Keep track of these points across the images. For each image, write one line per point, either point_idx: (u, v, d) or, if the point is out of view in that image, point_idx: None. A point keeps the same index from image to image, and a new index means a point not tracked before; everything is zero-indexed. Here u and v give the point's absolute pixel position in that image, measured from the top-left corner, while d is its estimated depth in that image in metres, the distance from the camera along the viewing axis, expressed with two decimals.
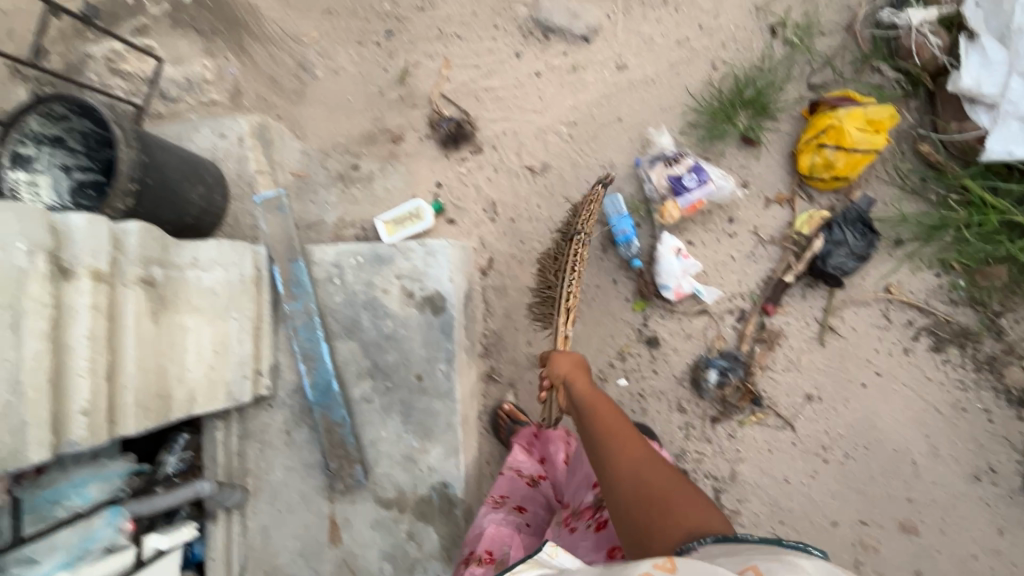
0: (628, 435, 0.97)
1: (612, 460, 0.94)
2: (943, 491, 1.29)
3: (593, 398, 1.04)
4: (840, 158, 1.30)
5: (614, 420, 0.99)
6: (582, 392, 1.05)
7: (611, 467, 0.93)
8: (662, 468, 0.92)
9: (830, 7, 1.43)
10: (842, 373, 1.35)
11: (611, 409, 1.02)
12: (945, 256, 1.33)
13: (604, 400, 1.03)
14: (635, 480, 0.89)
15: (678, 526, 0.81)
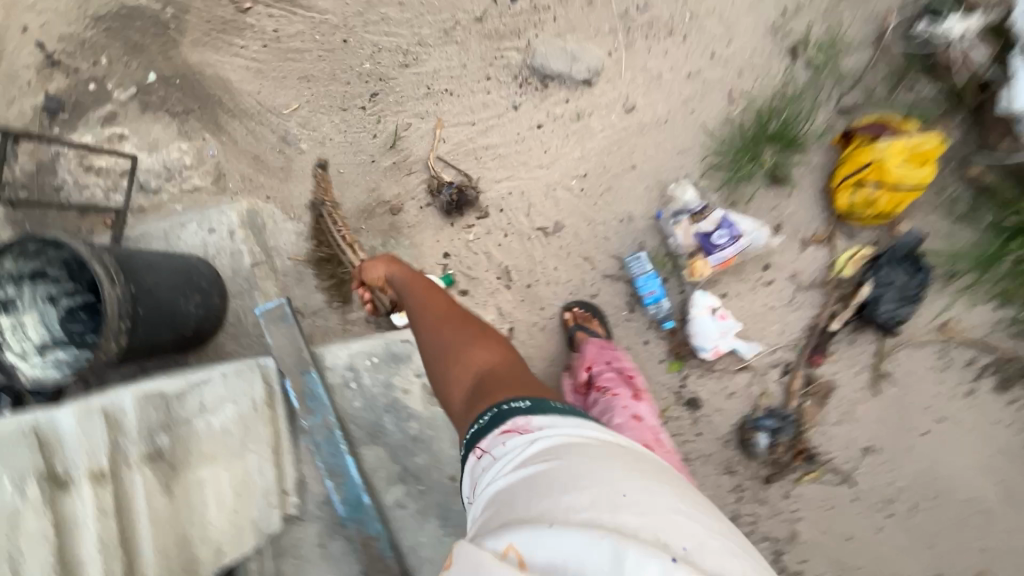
0: (435, 300, 1.06)
1: (436, 346, 0.97)
2: (1017, 536, 1.22)
3: (424, 286, 1.11)
4: (884, 195, 1.19)
5: (433, 297, 1.07)
6: (415, 282, 1.12)
7: (438, 343, 0.97)
8: (479, 336, 0.97)
9: (856, 20, 1.29)
10: (901, 421, 1.26)
11: (423, 288, 1.09)
12: (1004, 287, 1.22)
13: (422, 284, 1.11)
14: (453, 351, 0.94)
15: (467, 377, 0.90)
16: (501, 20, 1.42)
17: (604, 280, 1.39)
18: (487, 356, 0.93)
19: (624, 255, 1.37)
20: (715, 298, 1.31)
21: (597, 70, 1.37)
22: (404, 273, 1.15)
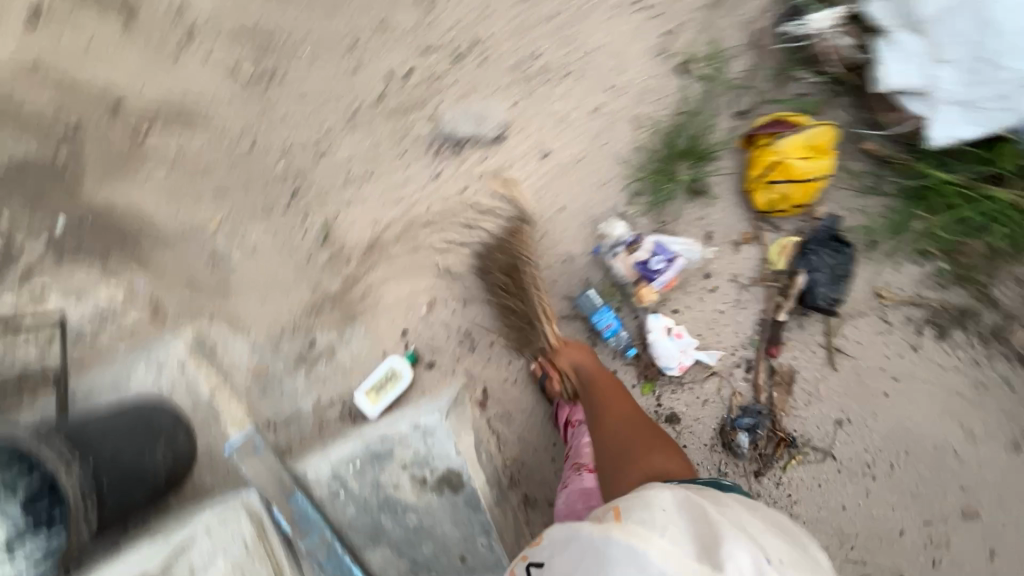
0: (625, 406, 1.27)
1: (625, 428, 1.21)
2: (988, 469, 1.31)
3: (604, 374, 1.34)
4: (791, 188, 1.28)
5: (609, 395, 1.29)
6: (596, 372, 1.33)
7: (628, 436, 1.19)
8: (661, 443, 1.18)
9: (730, 29, 1.37)
10: (862, 389, 1.34)
11: (616, 383, 1.32)
12: (922, 246, 1.31)
13: (604, 377, 1.32)
14: (669, 457, 1.14)
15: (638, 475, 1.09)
16: (404, 96, 1.43)
17: (562, 322, 1.42)
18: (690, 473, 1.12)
19: (576, 294, 1.40)
20: (667, 317, 1.36)
21: (507, 126, 1.42)
22: (586, 352, 1.36)
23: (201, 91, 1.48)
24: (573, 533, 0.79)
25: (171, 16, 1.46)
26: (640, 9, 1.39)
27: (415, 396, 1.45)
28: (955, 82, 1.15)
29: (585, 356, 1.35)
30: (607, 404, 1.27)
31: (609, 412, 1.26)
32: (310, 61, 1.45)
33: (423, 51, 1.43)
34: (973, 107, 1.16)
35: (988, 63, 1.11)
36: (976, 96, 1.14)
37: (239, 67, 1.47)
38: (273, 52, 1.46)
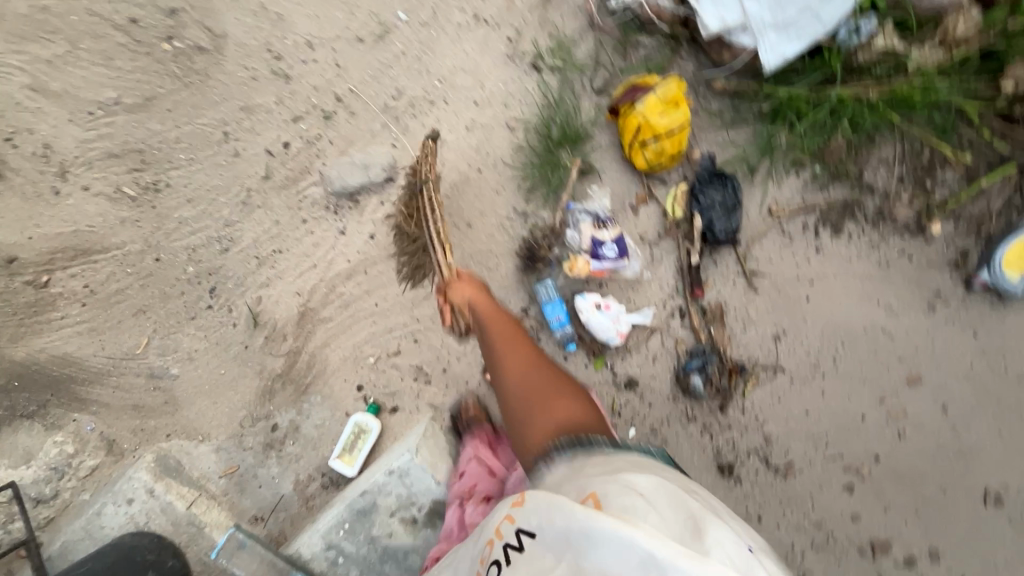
0: (519, 338, 1.17)
1: (512, 364, 1.10)
2: (916, 334, 1.42)
3: (500, 310, 1.25)
4: (665, 142, 1.36)
5: (506, 330, 1.18)
6: (489, 307, 1.24)
7: (506, 370, 1.10)
8: (552, 381, 1.07)
9: (565, 18, 1.46)
10: (787, 301, 1.44)
11: (511, 321, 1.22)
12: (793, 157, 1.42)
13: (499, 312, 1.23)
14: (544, 396, 1.03)
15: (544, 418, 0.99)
16: (288, 168, 1.47)
17: None
18: (579, 415, 0.98)
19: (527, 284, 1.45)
20: (596, 295, 1.43)
21: (394, 165, 1.47)
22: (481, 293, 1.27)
23: (93, 223, 1.48)
24: (555, 506, 0.69)
25: (40, 159, 1.46)
26: (479, 24, 1.47)
27: (389, 444, 1.47)
28: (764, 10, 1.29)
29: (472, 295, 1.26)
30: (502, 339, 1.16)
31: (504, 347, 1.14)
32: (188, 162, 1.48)
33: (293, 121, 1.47)
34: (786, 26, 1.29)
35: None
36: (786, 15, 1.29)
37: (122, 187, 1.48)
38: (149, 165, 1.48)
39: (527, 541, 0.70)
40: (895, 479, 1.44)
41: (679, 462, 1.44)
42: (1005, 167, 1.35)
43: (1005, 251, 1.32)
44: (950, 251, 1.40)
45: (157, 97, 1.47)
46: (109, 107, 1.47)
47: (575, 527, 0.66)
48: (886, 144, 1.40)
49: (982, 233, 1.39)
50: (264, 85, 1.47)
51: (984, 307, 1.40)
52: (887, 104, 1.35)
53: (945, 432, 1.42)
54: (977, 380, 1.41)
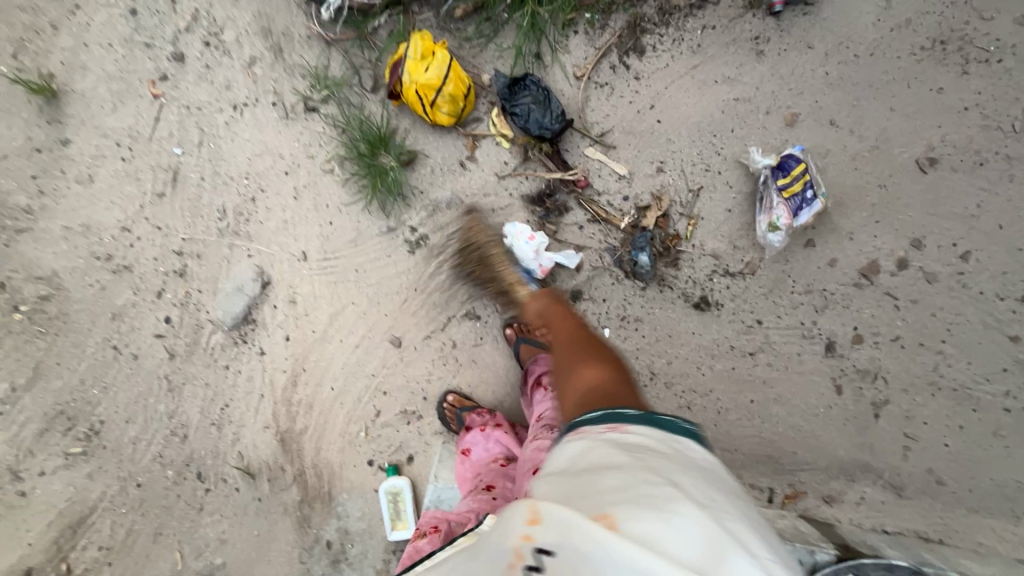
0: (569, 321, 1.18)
1: (566, 349, 1.08)
2: (766, 82, 1.44)
3: (564, 313, 1.22)
4: (449, 86, 1.38)
5: (562, 326, 1.17)
6: (554, 307, 1.25)
7: (559, 349, 1.09)
8: (594, 367, 0.97)
9: (304, 55, 1.50)
10: (645, 136, 1.46)
11: (569, 317, 1.20)
12: (561, 21, 1.44)
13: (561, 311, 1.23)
14: (575, 368, 0.99)
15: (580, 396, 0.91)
16: (183, 336, 1.51)
17: (445, 329, 1.51)
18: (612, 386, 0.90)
19: (440, 281, 1.50)
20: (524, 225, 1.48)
21: (262, 270, 1.51)
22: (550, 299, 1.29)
23: (68, 495, 1.52)
24: (574, 536, 0.52)
25: None
26: (242, 111, 1.51)
27: (427, 487, 1.51)
28: None
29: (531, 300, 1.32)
30: (562, 327, 1.17)
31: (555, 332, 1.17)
32: (103, 392, 1.52)
33: (158, 297, 1.51)
34: None
35: None
36: None
37: (68, 449, 1.52)
38: (76, 417, 1.52)
39: (544, 567, 0.53)
40: (838, 208, 1.46)
41: (661, 326, 1.48)
42: None
43: None
44: None
45: (40, 361, 1.51)
46: (11, 397, 1.51)
47: (601, 554, 0.51)
48: None
49: None
50: (115, 287, 1.51)
51: (801, 20, 1.43)
52: None
53: (850, 141, 1.44)
54: (841, 80, 1.43)
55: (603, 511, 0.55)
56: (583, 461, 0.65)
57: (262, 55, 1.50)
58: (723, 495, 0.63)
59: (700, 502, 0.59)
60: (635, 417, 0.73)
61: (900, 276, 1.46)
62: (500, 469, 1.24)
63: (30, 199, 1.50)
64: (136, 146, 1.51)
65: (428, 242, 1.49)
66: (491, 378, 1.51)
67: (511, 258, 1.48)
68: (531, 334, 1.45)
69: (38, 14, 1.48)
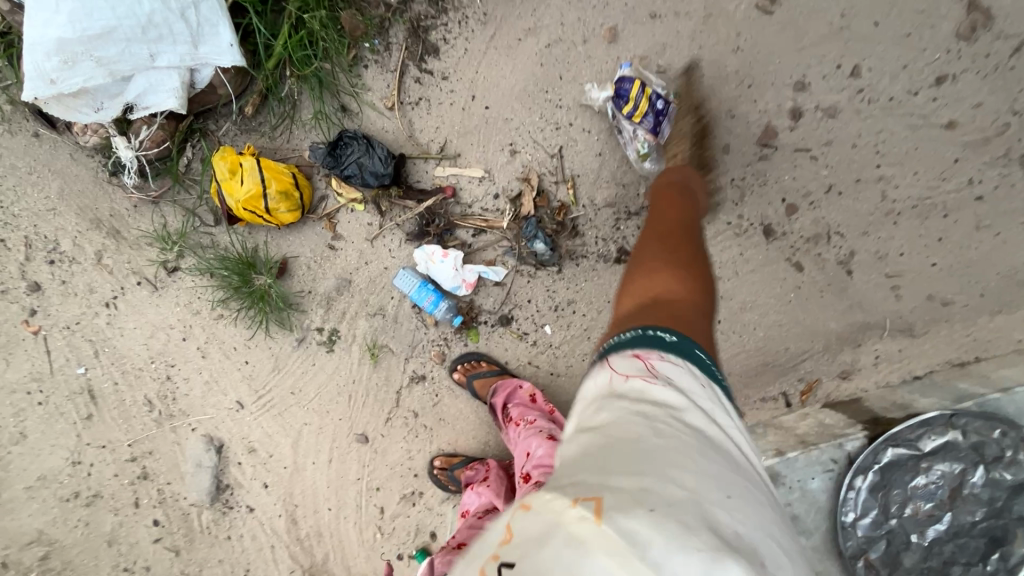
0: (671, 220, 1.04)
1: (667, 232, 1.01)
2: (568, 13, 1.33)
3: (685, 208, 1.09)
4: (271, 186, 1.32)
5: (664, 214, 1.06)
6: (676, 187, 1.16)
7: (651, 235, 1.01)
8: (685, 289, 0.84)
9: (139, 225, 1.46)
10: (483, 128, 1.38)
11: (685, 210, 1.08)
12: (346, 65, 1.36)
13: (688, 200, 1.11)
14: (656, 263, 0.91)
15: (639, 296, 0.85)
16: (176, 530, 1.51)
17: (400, 404, 1.46)
18: (671, 294, 0.83)
19: (371, 363, 1.46)
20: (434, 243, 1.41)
21: (211, 436, 1.50)
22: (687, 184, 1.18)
23: None
24: (554, 526, 0.44)
25: None
26: (117, 305, 1.49)
27: None
28: (174, 53, 1.22)
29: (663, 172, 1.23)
30: (671, 215, 1.06)
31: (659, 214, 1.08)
32: None
33: (138, 506, 1.52)
34: (198, 37, 1.23)
35: (150, 29, 1.18)
36: (184, 33, 1.21)
37: None
38: None
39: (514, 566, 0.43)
40: (704, 94, 1.33)
41: (594, 297, 1.39)
42: None
43: None
44: None
45: None
46: None
47: (576, 545, 0.42)
48: None
49: None
50: (96, 517, 1.52)
51: None
52: None
53: (679, 23, 1.32)
54: None
55: (589, 491, 0.47)
56: (604, 425, 0.58)
57: (104, 246, 1.47)
58: (745, 495, 0.55)
59: (717, 509, 0.50)
60: (669, 338, 0.72)
61: (800, 126, 1.33)
62: (473, 524, 1.16)
63: None
64: (45, 386, 1.50)
65: (340, 333, 1.45)
66: (465, 425, 1.46)
67: (422, 309, 1.42)
68: (479, 368, 1.41)
69: None
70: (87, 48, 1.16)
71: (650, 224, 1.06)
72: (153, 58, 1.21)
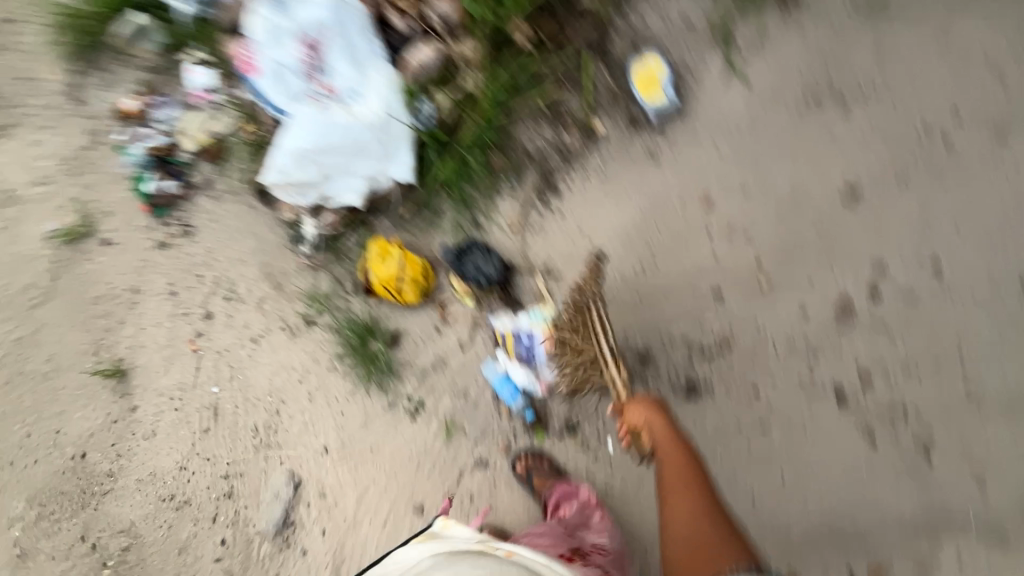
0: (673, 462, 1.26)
1: (677, 484, 1.23)
2: (672, 181, 1.61)
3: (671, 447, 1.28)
4: (406, 272, 1.65)
5: (669, 466, 1.25)
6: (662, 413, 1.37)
7: (672, 498, 1.21)
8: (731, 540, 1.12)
9: (297, 282, 1.83)
10: (586, 258, 1.63)
11: (679, 455, 1.26)
12: (486, 191, 1.72)
13: (673, 447, 1.27)
14: (692, 534, 1.14)
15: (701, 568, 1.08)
16: (238, 553, 1.67)
17: (460, 483, 1.60)
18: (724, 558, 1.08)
19: (443, 438, 1.62)
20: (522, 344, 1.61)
21: (293, 472, 1.69)
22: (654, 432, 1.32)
23: None
24: None
25: None
26: (260, 342, 1.82)
27: None
28: (369, 163, 1.67)
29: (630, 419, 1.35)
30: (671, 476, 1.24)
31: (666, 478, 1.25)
32: None
33: (214, 522, 1.70)
34: (388, 156, 1.67)
35: (360, 147, 1.64)
36: (381, 152, 1.66)
37: None
38: None
39: None
40: (786, 262, 1.51)
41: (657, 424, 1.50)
42: (585, 58, 1.67)
43: (636, 71, 1.63)
44: (623, 125, 1.66)
45: None
46: None
47: None
48: (521, 126, 1.71)
49: (624, 98, 1.66)
50: (179, 522, 1.72)
51: (682, 123, 1.63)
52: (489, 109, 1.66)
53: (767, 202, 1.54)
54: (738, 155, 1.58)
55: None
56: None
57: (267, 294, 1.85)
58: None
59: None
60: None
61: (877, 307, 1.44)
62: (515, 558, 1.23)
63: (112, 463, 1.81)
64: (185, 396, 1.82)
65: (425, 406, 1.64)
66: (515, 518, 1.56)
67: (500, 400, 1.61)
68: (540, 465, 1.54)
69: (105, 317, 1.93)
70: (314, 158, 1.64)
71: (664, 494, 1.24)
72: (355, 165, 1.67)
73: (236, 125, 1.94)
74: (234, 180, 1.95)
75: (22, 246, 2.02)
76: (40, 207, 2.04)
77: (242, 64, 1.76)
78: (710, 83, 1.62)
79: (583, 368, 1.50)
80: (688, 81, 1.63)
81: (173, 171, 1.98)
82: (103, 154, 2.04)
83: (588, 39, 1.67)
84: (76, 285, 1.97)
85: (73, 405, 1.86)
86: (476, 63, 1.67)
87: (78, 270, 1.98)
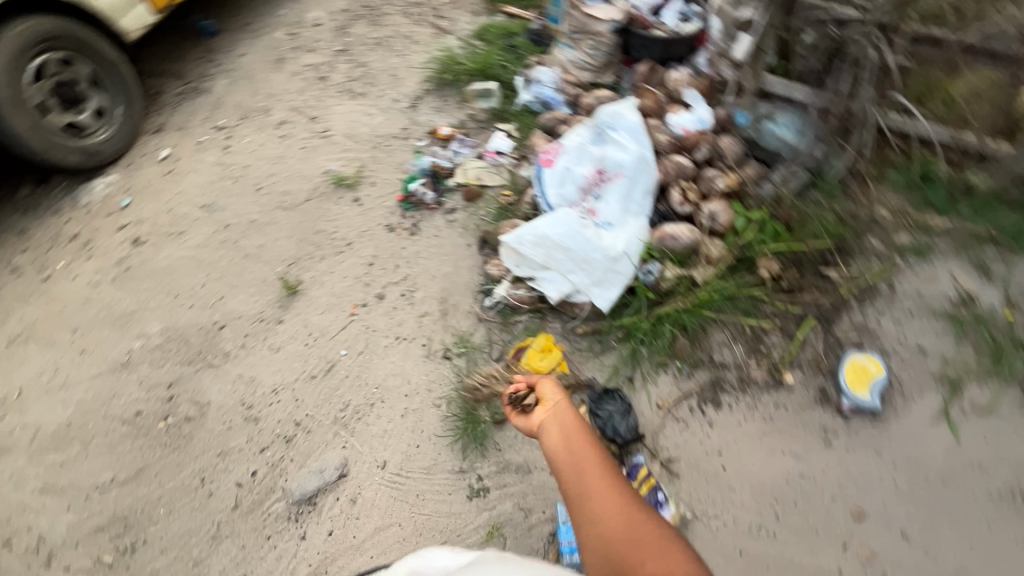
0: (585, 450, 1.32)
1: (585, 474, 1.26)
2: (832, 471, 1.57)
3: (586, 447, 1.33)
4: (552, 374, 1.74)
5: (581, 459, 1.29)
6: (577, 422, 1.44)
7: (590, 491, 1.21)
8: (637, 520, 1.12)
9: (459, 321, 2.00)
10: (709, 479, 1.60)
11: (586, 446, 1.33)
12: (656, 361, 1.80)
13: (575, 428, 1.39)
14: (602, 519, 1.15)
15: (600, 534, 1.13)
16: (254, 492, 1.71)
17: None
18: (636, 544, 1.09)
19: (481, 533, 1.62)
20: None
21: (345, 463, 1.74)
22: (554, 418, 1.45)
23: None
24: None
25: (35, 552, 1.66)
26: (400, 342, 1.98)
27: None
28: (583, 278, 1.84)
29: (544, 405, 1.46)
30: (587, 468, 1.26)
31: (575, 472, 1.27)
32: (164, 514, 1.69)
33: (259, 452, 1.78)
34: (601, 282, 1.84)
35: (586, 263, 1.83)
36: (597, 276, 1.83)
37: (101, 556, 1.64)
38: (130, 528, 1.68)
39: None
40: None
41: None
42: (807, 320, 1.79)
43: (846, 364, 1.65)
44: (811, 392, 1.68)
45: (142, 466, 1.78)
46: (104, 486, 1.75)
47: None
48: (718, 333, 1.82)
49: (825, 372, 1.70)
50: (236, 430, 1.82)
51: (869, 427, 1.61)
52: (702, 306, 1.84)
53: (916, 555, 1.46)
54: (908, 495, 1.53)
55: None
56: None
57: (431, 311, 2.05)
58: None
59: None
60: None
61: None
62: None
63: (232, 347, 2.02)
64: (318, 339, 2.01)
65: (487, 494, 1.66)
66: None
67: (555, 542, 1.60)
68: None
69: (315, 247, 2.28)
70: (550, 247, 1.85)
71: (582, 491, 1.22)
72: (572, 272, 1.85)
73: (500, 188, 2.38)
74: (470, 220, 2.29)
75: (309, 169, 2.55)
76: (338, 154, 2.59)
77: (544, 158, 2.13)
78: (913, 414, 1.61)
79: (490, 394, 1.78)
80: (893, 397, 1.64)
81: (436, 187, 2.39)
82: (403, 148, 2.56)
83: (817, 307, 1.81)
84: (317, 214, 2.39)
85: (247, 288, 2.18)
86: (716, 262, 1.86)
87: (326, 205, 2.41)
